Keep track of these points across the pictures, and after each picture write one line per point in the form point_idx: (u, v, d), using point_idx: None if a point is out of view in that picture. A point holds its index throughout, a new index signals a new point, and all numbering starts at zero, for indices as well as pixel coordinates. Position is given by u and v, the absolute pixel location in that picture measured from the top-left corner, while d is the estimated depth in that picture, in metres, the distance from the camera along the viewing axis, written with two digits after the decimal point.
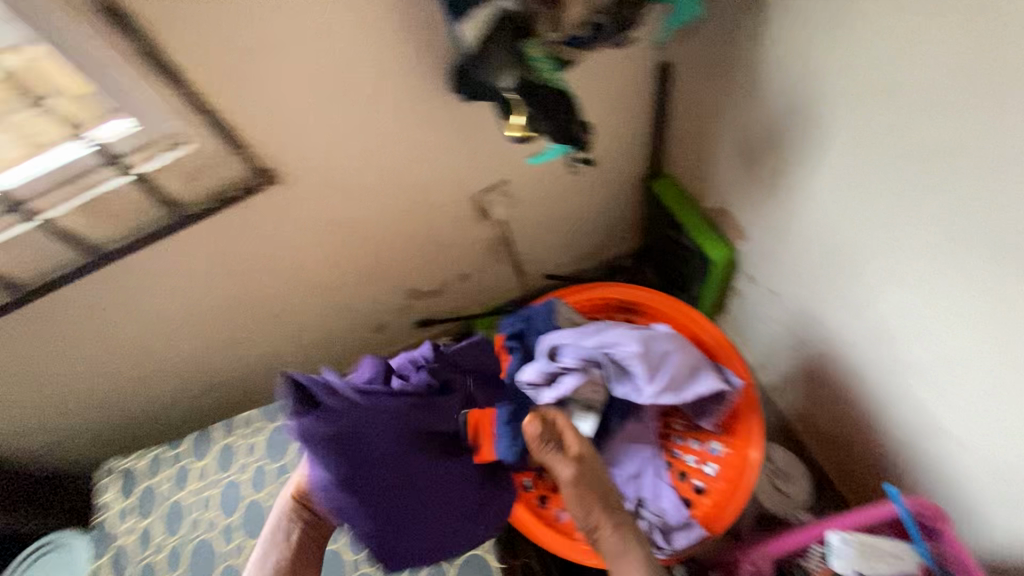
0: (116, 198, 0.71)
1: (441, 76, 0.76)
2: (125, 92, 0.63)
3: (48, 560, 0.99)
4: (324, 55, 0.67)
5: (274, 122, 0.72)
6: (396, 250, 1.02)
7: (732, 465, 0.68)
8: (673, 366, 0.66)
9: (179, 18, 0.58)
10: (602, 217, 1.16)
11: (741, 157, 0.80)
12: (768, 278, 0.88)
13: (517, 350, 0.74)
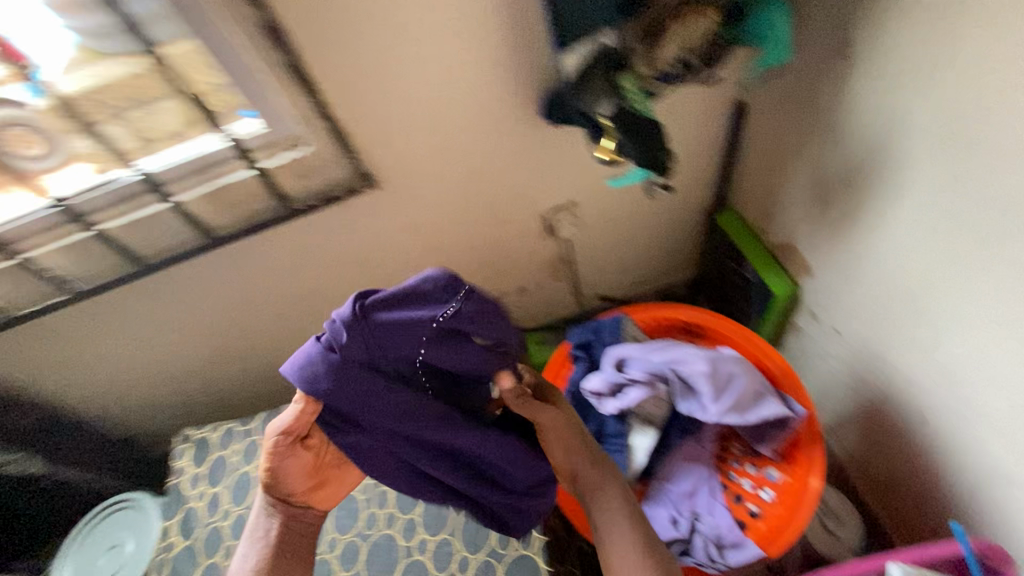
0: (237, 188, 0.80)
1: (535, 102, 0.82)
2: (263, 98, 0.72)
3: (128, 515, 1.08)
4: (435, 77, 0.75)
5: (380, 132, 0.79)
6: (466, 258, 1.08)
7: (791, 492, 0.69)
8: (740, 388, 0.67)
9: (317, 38, 0.67)
10: (663, 245, 1.19)
11: (814, 197, 0.82)
12: (832, 316, 0.89)
13: (583, 360, 0.77)
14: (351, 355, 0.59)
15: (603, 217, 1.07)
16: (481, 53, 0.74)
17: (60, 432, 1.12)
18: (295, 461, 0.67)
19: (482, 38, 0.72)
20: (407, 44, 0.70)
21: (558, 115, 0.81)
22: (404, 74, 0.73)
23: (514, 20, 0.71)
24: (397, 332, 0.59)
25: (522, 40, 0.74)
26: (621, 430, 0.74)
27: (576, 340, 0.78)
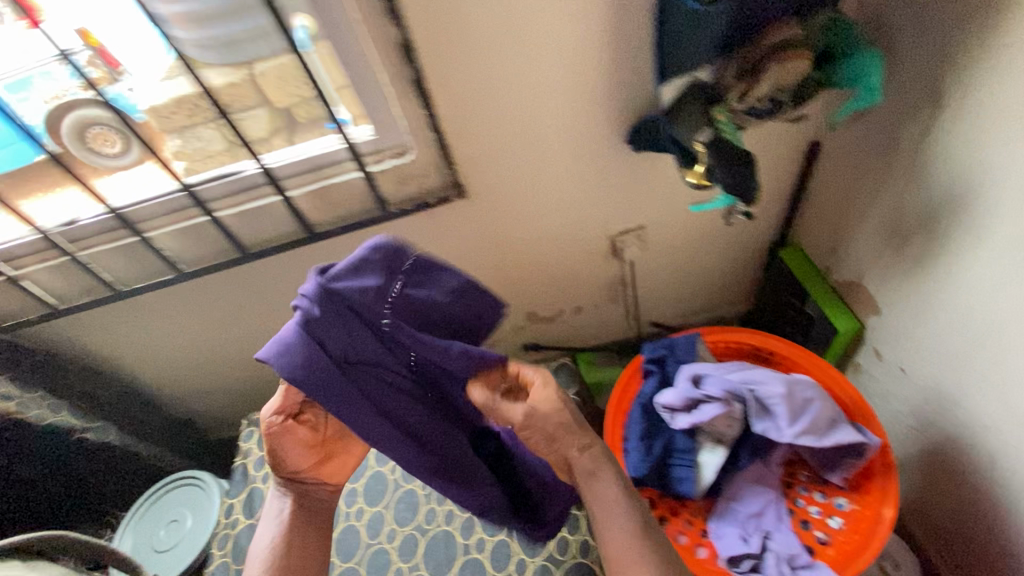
0: (343, 187, 0.88)
1: (621, 129, 0.88)
2: (380, 107, 0.80)
3: (190, 491, 1.13)
4: (535, 99, 0.81)
5: (477, 147, 0.86)
6: (532, 272, 1.14)
7: (860, 521, 0.69)
8: (816, 413, 0.68)
9: (439, 59, 0.74)
10: (721, 278, 1.22)
11: (886, 236, 0.85)
12: (898, 356, 0.90)
13: (655, 375, 0.79)
14: (322, 331, 0.57)
15: (667, 243, 1.11)
16: (580, 81, 0.80)
17: (135, 405, 1.19)
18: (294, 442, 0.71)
19: (584, 67, 0.79)
20: (516, 68, 0.77)
21: (642, 143, 0.87)
22: (508, 95, 0.80)
23: (615, 53, 0.78)
24: (368, 300, 0.60)
25: (619, 71, 0.80)
26: (690, 446, 0.74)
27: (649, 354, 0.80)
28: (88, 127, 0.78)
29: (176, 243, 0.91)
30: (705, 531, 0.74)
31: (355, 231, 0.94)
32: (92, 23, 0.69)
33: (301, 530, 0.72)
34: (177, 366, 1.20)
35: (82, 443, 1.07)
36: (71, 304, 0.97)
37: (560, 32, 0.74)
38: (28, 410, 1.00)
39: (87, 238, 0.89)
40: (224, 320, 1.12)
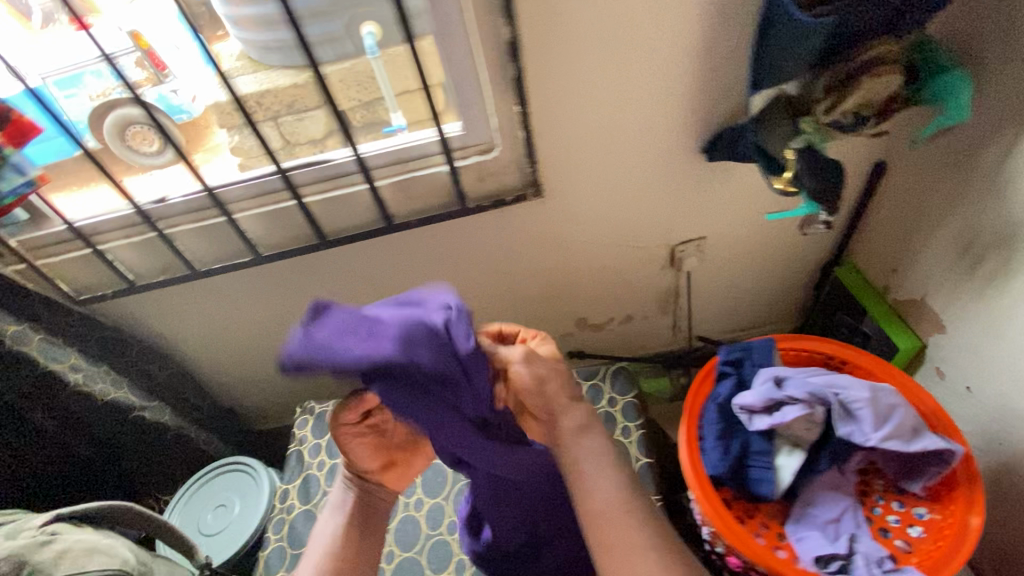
0: (427, 178, 0.91)
1: (697, 139, 0.92)
2: (472, 103, 0.84)
3: (234, 477, 1.12)
4: (619, 103, 0.85)
5: (560, 146, 0.89)
6: (588, 276, 1.16)
7: (943, 530, 0.69)
8: (901, 418, 0.69)
9: (541, 58, 0.78)
10: (772, 295, 1.23)
11: (956, 253, 0.87)
12: (963, 374, 0.91)
13: (731, 376, 0.80)
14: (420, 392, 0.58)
15: (724, 256, 1.13)
16: (663, 89, 0.85)
17: (188, 388, 1.21)
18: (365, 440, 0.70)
19: (669, 75, 0.83)
20: (606, 72, 0.81)
21: (719, 150, 0.90)
22: (595, 97, 0.84)
23: (700, 65, 0.82)
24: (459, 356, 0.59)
25: (701, 82, 0.84)
26: (767, 448, 0.75)
27: (725, 356, 0.81)
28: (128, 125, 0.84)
29: (256, 225, 0.94)
30: (781, 534, 0.74)
31: (431, 223, 0.97)
32: (143, 28, 0.81)
33: (354, 545, 0.68)
34: (232, 352, 1.22)
35: (139, 420, 1.07)
36: (147, 281, 1.01)
37: (652, 40, 0.79)
38: (93, 383, 1.00)
39: (175, 217, 0.93)
40: (286, 307, 1.14)
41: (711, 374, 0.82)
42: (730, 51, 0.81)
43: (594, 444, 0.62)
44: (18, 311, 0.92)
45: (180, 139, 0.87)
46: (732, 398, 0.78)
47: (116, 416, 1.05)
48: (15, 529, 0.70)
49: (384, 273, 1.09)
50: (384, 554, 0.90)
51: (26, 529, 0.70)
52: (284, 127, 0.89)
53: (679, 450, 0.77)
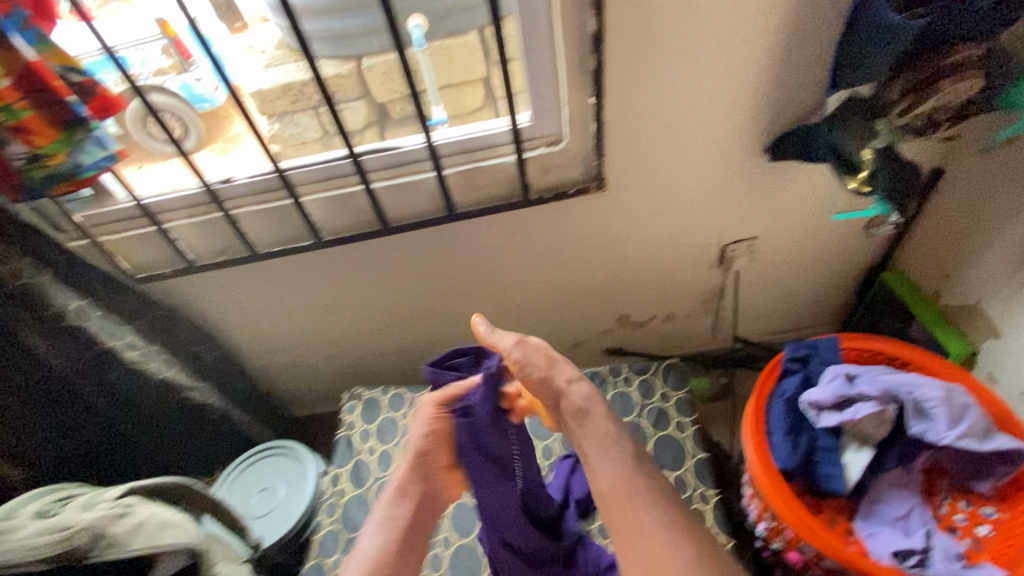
0: (494, 168, 0.92)
1: (762, 138, 0.92)
2: (546, 95, 0.85)
3: (279, 461, 1.12)
4: (690, 99, 0.86)
5: (627, 141, 0.90)
6: (636, 273, 1.17)
7: (1013, 530, 0.70)
8: (974, 418, 0.70)
9: (620, 53, 0.79)
10: (814, 299, 1.24)
11: (1016, 259, 0.88)
12: (1017, 380, 0.92)
13: (797, 374, 0.81)
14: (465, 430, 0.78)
15: (773, 256, 1.14)
16: (734, 87, 0.85)
17: (232, 371, 1.21)
18: (433, 450, 0.78)
19: (741, 75, 0.84)
20: (681, 68, 0.82)
21: (782, 151, 0.91)
22: (668, 93, 0.85)
23: (774, 65, 0.83)
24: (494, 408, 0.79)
25: (773, 81, 0.85)
26: (835, 444, 0.76)
27: (791, 354, 0.83)
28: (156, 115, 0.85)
29: (321, 209, 0.95)
30: (848, 530, 0.75)
31: (493, 214, 0.98)
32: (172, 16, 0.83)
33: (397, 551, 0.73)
34: (275, 337, 1.22)
35: (187, 400, 1.08)
36: (205, 261, 1.01)
37: (730, 38, 0.79)
38: (147, 362, 1.00)
39: (239, 199, 0.94)
40: (334, 294, 1.14)
41: (775, 371, 0.84)
42: (805, 52, 0.82)
43: (597, 424, 0.69)
44: (78, 287, 0.92)
45: (202, 128, 0.90)
46: (798, 395, 0.80)
47: (167, 395, 1.06)
48: (90, 501, 0.69)
49: (437, 262, 1.10)
50: (439, 539, 0.91)
51: (102, 501, 0.69)
52: (326, 115, 0.94)
53: (747, 445, 0.78)
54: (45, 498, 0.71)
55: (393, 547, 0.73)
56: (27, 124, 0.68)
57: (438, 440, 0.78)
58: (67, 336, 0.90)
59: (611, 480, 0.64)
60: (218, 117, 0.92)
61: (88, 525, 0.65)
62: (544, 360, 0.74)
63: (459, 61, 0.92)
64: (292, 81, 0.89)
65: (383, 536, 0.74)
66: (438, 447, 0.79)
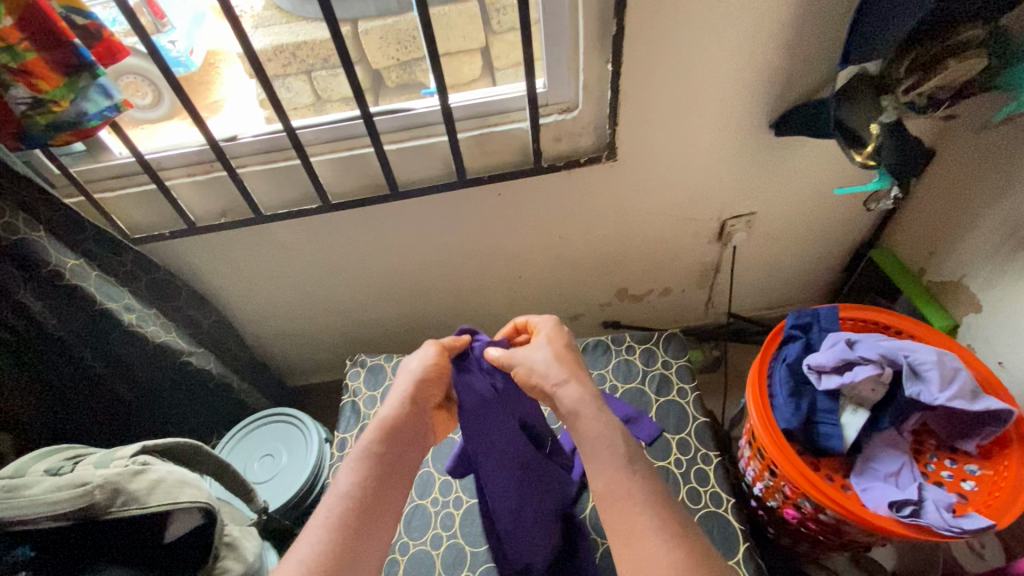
0: (506, 135, 0.92)
1: (768, 114, 0.94)
2: (562, 60, 0.84)
3: (283, 426, 1.12)
4: (704, 70, 0.87)
5: (637, 111, 0.91)
6: (636, 247, 1.19)
7: (996, 484, 0.75)
8: (964, 380, 0.75)
9: (636, 20, 0.79)
10: (804, 275, 1.29)
11: (1000, 234, 0.92)
12: (996, 348, 0.97)
13: (800, 340, 0.85)
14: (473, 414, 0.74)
15: (770, 233, 1.17)
16: (747, 59, 0.86)
17: (230, 338, 1.19)
18: (428, 386, 0.72)
19: (752, 49, 0.85)
20: (697, 37, 0.83)
21: (788, 126, 0.92)
22: (682, 62, 0.85)
23: (784, 40, 0.84)
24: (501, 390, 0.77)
25: (785, 56, 0.86)
26: (833, 406, 0.80)
27: (794, 321, 0.87)
28: (121, 76, 0.87)
29: (329, 171, 0.95)
30: (844, 486, 0.80)
31: (502, 182, 0.98)
32: None
33: (383, 488, 0.64)
34: (273, 305, 1.20)
35: (185, 366, 1.04)
36: (207, 223, 0.99)
37: (746, 8, 0.80)
38: (145, 325, 0.97)
39: (245, 157, 0.93)
40: (336, 261, 1.12)
41: (778, 338, 0.87)
42: (818, 27, 0.83)
43: (589, 427, 0.64)
44: (77, 245, 0.89)
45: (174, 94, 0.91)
46: (800, 360, 0.84)
47: (164, 360, 1.01)
48: (105, 459, 0.68)
49: (442, 230, 1.09)
50: (451, 499, 0.91)
51: (117, 459, 0.68)
52: (319, 80, 0.98)
53: (751, 409, 0.82)
54: (54, 457, 0.69)
55: (377, 484, 0.63)
56: (31, 67, 0.65)
57: (432, 381, 0.72)
58: (64, 295, 0.88)
59: (604, 483, 0.61)
60: (194, 82, 0.95)
61: (104, 480, 0.64)
62: (540, 361, 0.71)
63: (458, 28, 0.94)
64: (285, 42, 0.94)
65: (366, 471, 0.64)
66: (435, 384, 0.73)
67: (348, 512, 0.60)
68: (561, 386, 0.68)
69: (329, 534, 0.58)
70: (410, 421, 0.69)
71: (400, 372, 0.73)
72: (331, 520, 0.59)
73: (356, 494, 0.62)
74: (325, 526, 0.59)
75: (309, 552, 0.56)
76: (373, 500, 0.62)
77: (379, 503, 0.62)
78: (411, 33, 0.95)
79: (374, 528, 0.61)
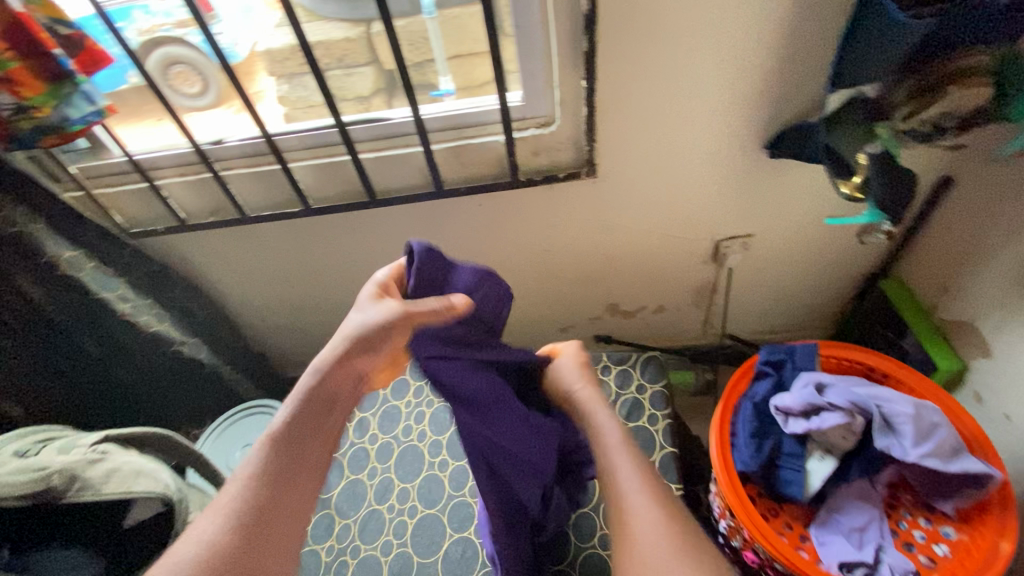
0: (482, 148, 0.92)
1: (760, 136, 0.89)
2: (538, 75, 0.83)
3: (265, 419, 1.17)
4: (689, 89, 0.83)
5: (618, 128, 0.88)
6: (625, 264, 1.15)
7: (970, 551, 0.69)
8: (942, 438, 0.69)
9: (610, 37, 0.76)
10: (810, 301, 1.22)
11: (1015, 278, 0.84)
12: (1004, 401, 0.89)
13: (771, 377, 0.81)
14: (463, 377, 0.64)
15: (769, 255, 1.11)
16: (736, 78, 0.82)
17: (224, 330, 1.23)
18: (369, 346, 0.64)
19: (741, 68, 0.80)
20: (678, 54, 0.78)
21: (782, 147, 0.88)
22: (664, 80, 0.81)
23: (777, 60, 0.79)
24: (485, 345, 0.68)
25: (780, 74, 0.81)
26: (799, 451, 0.76)
27: (766, 357, 0.82)
28: (172, 65, 0.90)
29: (310, 176, 0.97)
30: (803, 536, 0.76)
31: (480, 195, 0.98)
32: None
33: (312, 444, 0.61)
34: (267, 299, 1.24)
35: (177, 354, 1.09)
36: (197, 220, 1.03)
37: (734, 24, 0.75)
38: (139, 315, 1.02)
39: (231, 160, 0.97)
40: (325, 262, 1.15)
41: (749, 372, 0.83)
42: (815, 45, 0.77)
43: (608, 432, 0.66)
44: (74, 238, 0.94)
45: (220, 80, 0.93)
46: (769, 399, 0.79)
47: (158, 347, 1.07)
48: (69, 445, 0.73)
49: (425, 236, 1.09)
50: (406, 507, 0.92)
51: (79, 446, 0.73)
52: (333, 80, 1.00)
53: (712, 447, 0.78)
54: (27, 439, 0.74)
55: (310, 438, 0.61)
56: (13, 75, 0.68)
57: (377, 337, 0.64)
58: (63, 284, 0.94)
59: None
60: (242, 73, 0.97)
61: (60, 466, 0.68)
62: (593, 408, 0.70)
63: (469, 32, 0.94)
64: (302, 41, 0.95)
65: (297, 424, 0.61)
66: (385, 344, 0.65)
67: (267, 469, 0.57)
68: (581, 386, 0.73)
69: (253, 484, 0.56)
70: (348, 372, 0.64)
71: (343, 325, 0.65)
72: (256, 469, 0.57)
73: (283, 444, 0.59)
74: (248, 479, 0.56)
75: (228, 507, 0.54)
76: (302, 456, 0.59)
77: (308, 459, 0.60)
78: (423, 35, 0.94)
79: (298, 484, 0.58)
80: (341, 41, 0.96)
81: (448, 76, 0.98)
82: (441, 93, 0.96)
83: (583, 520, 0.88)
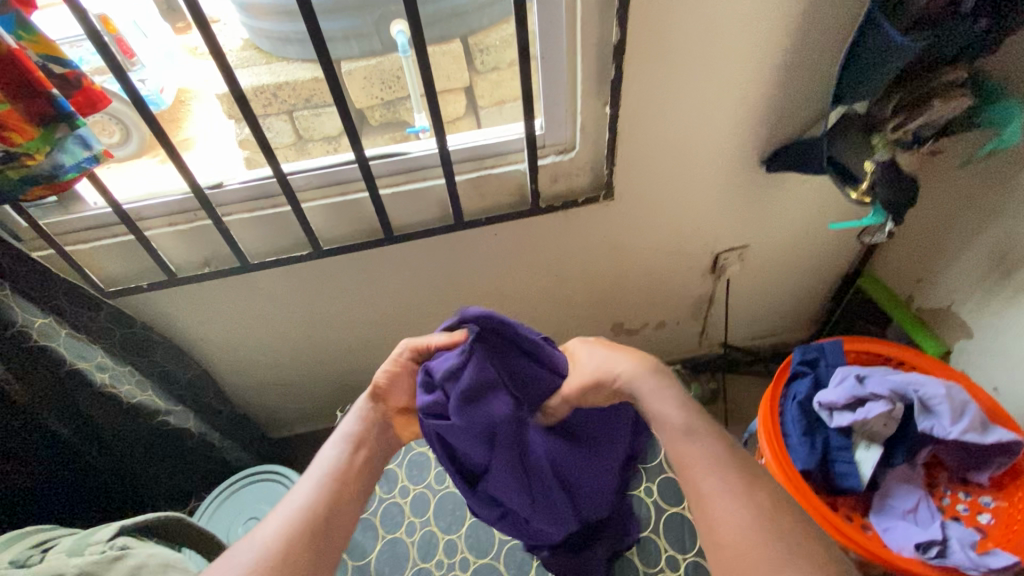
0: (503, 177, 0.92)
1: (759, 152, 0.96)
2: (560, 103, 0.85)
3: (272, 486, 1.05)
4: (699, 111, 0.88)
5: (635, 151, 0.91)
6: (630, 284, 1.18)
7: (1013, 517, 0.74)
8: (974, 413, 0.75)
9: (632, 65, 0.80)
10: (793, 305, 1.30)
11: (986, 264, 0.95)
12: (992, 375, 0.99)
13: (808, 375, 0.86)
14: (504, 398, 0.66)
15: (761, 264, 1.18)
16: (739, 101, 0.88)
17: (209, 392, 1.11)
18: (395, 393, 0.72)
19: (745, 90, 0.86)
20: (692, 81, 0.84)
21: (781, 163, 0.95)
22: (681, 104, 0.86)
23: (776, 82, 0.86)
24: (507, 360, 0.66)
25: (777, 96, 0.88)
26: (846, 443, 0.80)
27: (800, 357, 0.87)
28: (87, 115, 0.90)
29: (321, 216, 0.92)
30: (864, 525, 0.78)
31: (500, 224, 0.98)
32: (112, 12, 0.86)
33: (337, 490, 0.59)
34: (252, 355, 1.14)
35: (162, 426, 0.96)
36: (188, 273, 0.94)
37: (741, 52, 0.81)
38: (120, 384, 0.90)
39: (230, 205, 0.90)
40: (324, 308, 1.08)
41: (786, 373, 0.88)
42: (809, 69, 0.85)
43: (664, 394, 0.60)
44: (47, 303, 0.82)
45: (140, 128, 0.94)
46: (811, 397, 0.84)
47: (140, 421, 0.94)
48: (80, 544, 0.61)
49: (436, 270, 1.06)
50: (457, 560, 0.86)
51: (92, 544, 0.61)
52: (301, 120, 1.03)
53: (767, 448, 0.81)
54: (17, 546, 0.62)
55: (337, 492, 0.59)
56: (3, 119, 0.60)
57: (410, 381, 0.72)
58: (35, 359, 0.80)
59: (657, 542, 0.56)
60: (167, 121, 1.01)
61: (79, 571, 0.57)
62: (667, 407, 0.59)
63: (444, 68, 0.99)
64: (265, 83, 0.98)
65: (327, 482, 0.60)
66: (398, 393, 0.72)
67: (292, 526, 0.54)
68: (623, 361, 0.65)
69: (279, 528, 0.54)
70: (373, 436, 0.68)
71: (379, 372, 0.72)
72: (292, 517, 0.55)
73: (316, 503, 0.57)
74: (300, 505, 0.57)
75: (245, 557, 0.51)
76: (332, 515, 0.57)
77: (333, 518, 0.57)
78: (395, 72, 1.00)
79: (327, 538, 0.55)
80: (309, 81, 0.99)
81: (423, 113, 1.01)
82: (417, 129, 0.98)
83: (646, 543, 0.85)
